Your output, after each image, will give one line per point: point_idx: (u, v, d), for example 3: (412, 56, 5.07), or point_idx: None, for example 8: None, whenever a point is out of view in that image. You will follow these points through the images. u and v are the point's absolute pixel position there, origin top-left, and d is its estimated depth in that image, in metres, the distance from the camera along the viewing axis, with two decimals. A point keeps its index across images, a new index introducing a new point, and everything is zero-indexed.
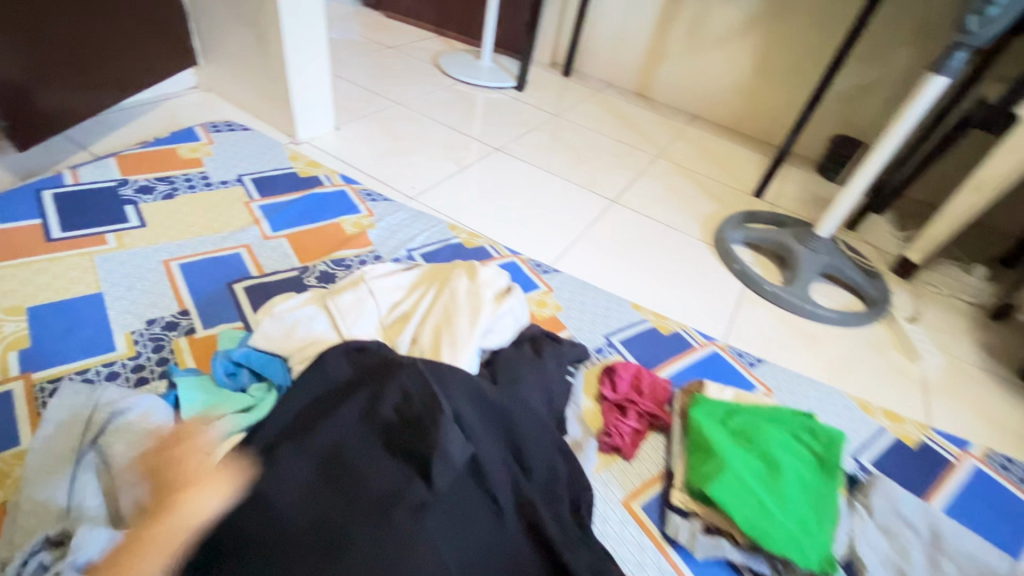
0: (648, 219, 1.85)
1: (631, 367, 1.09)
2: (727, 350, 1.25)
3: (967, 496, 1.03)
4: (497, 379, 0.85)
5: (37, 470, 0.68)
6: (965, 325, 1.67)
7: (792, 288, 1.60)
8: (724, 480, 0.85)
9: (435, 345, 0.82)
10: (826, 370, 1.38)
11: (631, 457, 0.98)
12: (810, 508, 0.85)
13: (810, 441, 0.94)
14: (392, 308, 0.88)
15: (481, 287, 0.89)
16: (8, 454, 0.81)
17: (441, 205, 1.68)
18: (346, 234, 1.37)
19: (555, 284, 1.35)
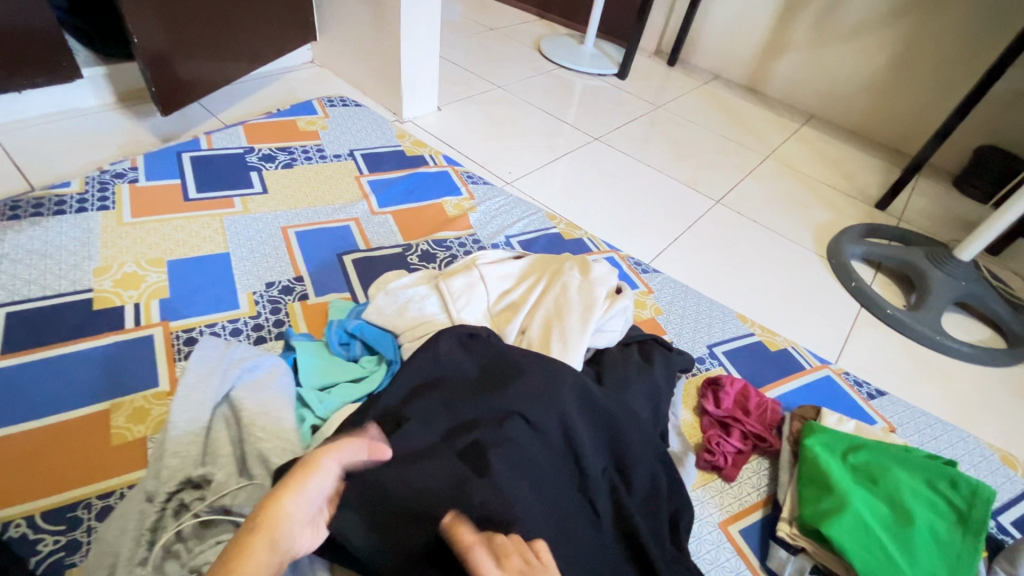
0: (755, 224, 1.73)
1: (737, 382, 1.03)
2: (843, 376, 1.15)
3: None
4: (603, 380, 0.82)
5: (178, 412, 0.73)
6: None
7: (920, 314, 1.43)
8: (844, 521, 0.77)
9: (545, 339, 0.81)
10: (955, 412, 1.23)
11: (732, 479, 0.92)
12: (944, 567, 0.75)
13: (949, 492, 0.82)
14: (502, 296, 0.88)
15: (594, 283, 0.86)
16: (150, 394, 0.90)
17: (539, 193, 1.65)
18: (448, 215, 1.38)
19: (655, 285, 1.29)
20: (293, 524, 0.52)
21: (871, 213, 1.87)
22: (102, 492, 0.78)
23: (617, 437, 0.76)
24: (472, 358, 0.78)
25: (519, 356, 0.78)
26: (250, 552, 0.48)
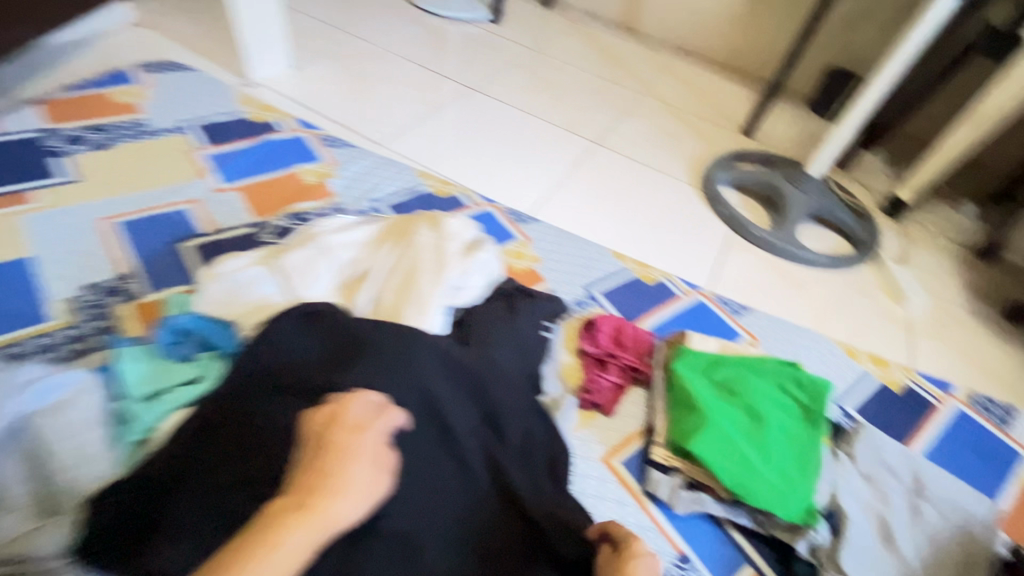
0: (633, 162, 1.76)
1: (612, 319, 1.04)
2: (712, 298, 1.21)
3: (949, 440, 1.01)
4: (467, 339, 0.78)
5: None
6: (951, 265, 1.65)
7: (781, 231, 1.54)
8: (706, 436, 0.82)
9: (397, 303, 0.75)
10: (812, 317, 1.35)
11: (611, 412, 0.95)
12: (795, 460, 0.83)
13: (796, 392, 0.89)
14: (350, 267, 0.81)
15: (447, 240, 0.82)
16: None
17: (413, 151, 1.56)
18: (305, 183, 1.26)
19: (533, 234, 1.27)
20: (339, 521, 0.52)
21: (739, 140, 1.96)
22: None
23: (484, 394, 0.74)
24: (315, 338, 0.72)
25: (368, 327, 0.71)
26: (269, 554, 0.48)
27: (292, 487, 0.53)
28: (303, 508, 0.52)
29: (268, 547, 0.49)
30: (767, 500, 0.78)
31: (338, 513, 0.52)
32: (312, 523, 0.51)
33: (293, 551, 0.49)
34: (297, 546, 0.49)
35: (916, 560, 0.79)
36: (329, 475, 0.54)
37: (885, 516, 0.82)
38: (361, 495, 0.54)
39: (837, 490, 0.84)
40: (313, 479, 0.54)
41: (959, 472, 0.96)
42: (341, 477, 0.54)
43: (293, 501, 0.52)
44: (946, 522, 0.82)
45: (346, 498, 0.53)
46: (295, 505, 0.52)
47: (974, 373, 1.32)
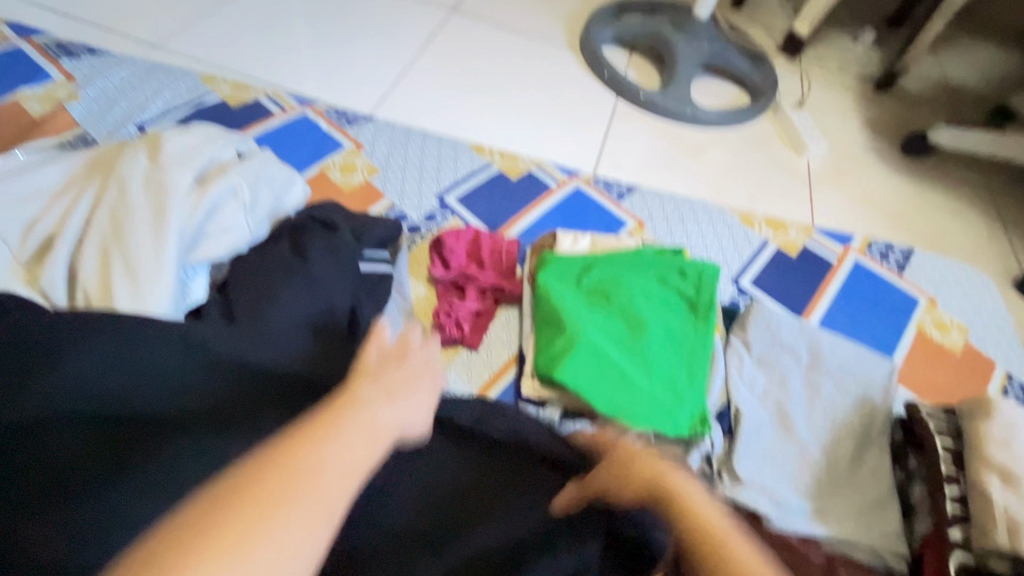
0: (500, 30, 1.45)
1: (465, 232, 0.84)
2: (592, 183, 1.02)
3: (846, 298, 0.93)
4: (234, 310, 0.56)
5: None
6: (851, 102, 1.53)
7: (672, 91, 1.34)
8: (576, 358, 0.67)
9: (102, 277, 0.52)
10: (709, 186, 1.20)
11: (477, 345, 0.78)
12: (681, 364, 0.70)
13: (678, 283, 0.75)
14: (27, 232, 0.54)
15: (168, 169, 0.57)
16: None
17: (205, 51, 1.18)
18: (32, 116, 0.90)
19: (367, 138, 1.00)
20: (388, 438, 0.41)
21: None
22: None
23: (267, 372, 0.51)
24: None
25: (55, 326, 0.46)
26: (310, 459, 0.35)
27: (371, 379, 0.45)
28: (388, 403, 0.43)
29: (333, 430, 0.37)
30: (653, 419, 0.66)
31: (408, 429, 0.44)
32: (373, 418, 0.40)
33: (361, 446, 0.38)
34: (365, 436, 0.38)
35: (815, 445, 0.71)
36: (398, 387, 0.45)
37: (783, 402, 0.73)
38: (418, 423, 0.45)
39: (731, 386, 0.74)
40: (392, 381, 0.46)
41: (857, 332, 0.89)
42: (418, 391, 0.47)
43: (377, 392, 0.43)
44: (842, 396, 0.75)
45: (417, 410, 0.46)
46: (380, 395, 0.43)
47: (873, 217, 1.25)
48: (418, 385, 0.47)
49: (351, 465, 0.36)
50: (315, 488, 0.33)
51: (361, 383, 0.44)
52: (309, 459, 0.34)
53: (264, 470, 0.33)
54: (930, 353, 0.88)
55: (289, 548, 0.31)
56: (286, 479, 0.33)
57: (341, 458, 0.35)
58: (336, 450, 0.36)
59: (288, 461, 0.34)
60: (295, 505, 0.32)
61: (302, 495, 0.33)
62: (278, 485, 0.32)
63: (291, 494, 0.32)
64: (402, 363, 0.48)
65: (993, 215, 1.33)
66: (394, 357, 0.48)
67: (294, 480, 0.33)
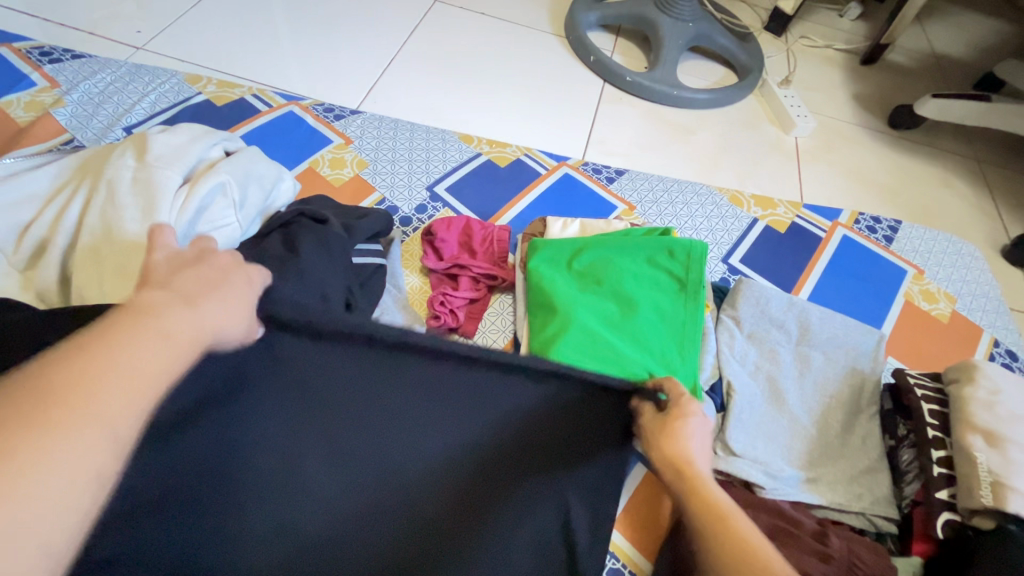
0: (484, 18, 1.44)
1: (456, 222, 0.85)
2: (581, 169, 1.02)
3: (835, 272, 0.94)
4: None
5: None
6: (838, 78, 1.53)
7: (658, 72, 1.34)
8: (568, 340, 0.68)
9: (97, 277, 0.53)
10: (697, 167, 1.21)
11: (471, 333, 0.79)
12: (671, 342, 0.71)
13: (667, 263, 0.76)
14: (21, 236, 0.55)
15: (154, 168, 0.57)
16: None
17: (189, 50, 1.17)
18: (17, 123, 0.90)
19: (355, 132, 1.00)
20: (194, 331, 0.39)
21: None
22: None
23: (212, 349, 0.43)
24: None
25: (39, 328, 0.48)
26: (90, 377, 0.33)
27: (162, 286, 0.40)
28: (187, 310, 0.39)
29: (112, 339, 0.35)
30: None
31: (222, 334, 0.41)
32: (163, 324, 0.37)
33: (152, 357, 0.36)
34: (153, 343, 0.36)
35: (805, 416, 0.73)
36: (204, 288, 0.42)
37: (773, 376, 0.75)
38: (237, 326, 0.43)
39: (721, 362, 0.75)
40: (194, 285, 0.42)
41: (846, 305, 0.91)
42: (228, 296, 0.43)
43: (171, 299, 0.39)
44: (832, 368, 0.77)
45: (225, 306, 0.42)
46: (175, 303, 0.39)
47: (862, 191, 1.26)
48: (225, 287, 0.43)
49: (147, 378, 0.35)
50: (94, 416, 0.32)
51: (151, 287, 0.40)
52: (80, 376, 0.33)
53: (37, 388, 0.32)
54: (919, 323, 0.90)
55: (70, 473, 0.30)
56: (59, 404, 0.32)
57: (118, 367, 0.34)
58: (120, 359, 0.35)
59: (65, 384, 0.32)
60: (63, 427, 0.31)
61: (74, 421, 0.32)
62: (55, 410, 0.31)
63: (49, 425, 0.31)
64: (201, 265, 0.44)
65: (981, 184, 1.34)
66: (188, 261, 0.43)
67: (63, 403, 0.32)
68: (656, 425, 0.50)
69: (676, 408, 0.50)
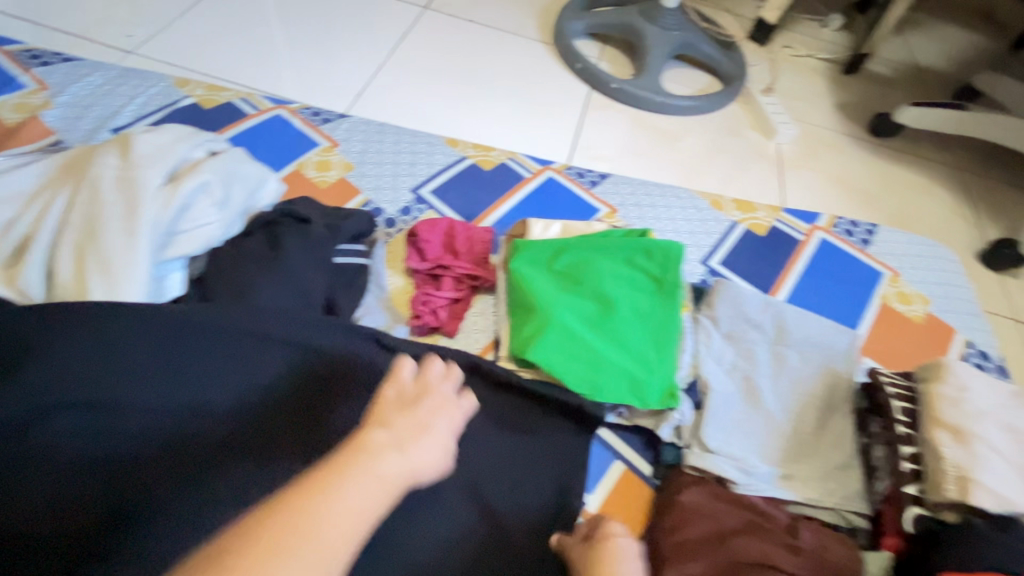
0: (474, 25, 1.46)
1: (439, 224, 0.86)
2: (565, 172, 1.04)
3: (813, 274, 0.96)
4: (212, 300, 0.59)
5: None
6: (821, 86, 1.56)
7: (644, 79, 1.36)
8: (547, 338, 0.70)
9: (79, 273, 0.54)
10: (681, 172, 1.23)
11: (454, 332, 0.80)
12: (648, 341, 0.73)
13: (645, 263, 0.78)
14: (4, 233, 0.56)
15: (138, 168, 0.59)
16: None
17: (179, 54, 1.18)
18: (5, 125, 0.90)
19: (342, 135, 1.02)
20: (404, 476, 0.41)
21: None
22: None
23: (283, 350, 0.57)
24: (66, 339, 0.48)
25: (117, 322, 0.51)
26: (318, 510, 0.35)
27: (383, 428, 0.44)
28: (400, 456, 0.42)
29: (342, 478, 0.38)
30: (621, 394, 0.69)
31: (425, 470, 0.43)
32: (375, 469, 0.39)
33: (365, 496, 0.38)
34: (375, 485, 0.39)
35: (781, 414, 0.74)
36: (410, 424, 0.45)
37: (749, 374, 0.76)
38: (438, 463, 0.44)
39: (698, 360, 0.77)
40: (405, 430, 0.44)
41: (823, 306, 0.92)
42: (436, 441, 0.45)
43: (389, 442, 0.42)
44: (807, 367, 0.78)
45: (430, 450, 0.44)
46: (390, 450, 0.41)
47: (843, 196, 1.28)
48: (432, 428, 0.46)
49: (355, 514, 0.37)
50: (319, 545, 0.34)
51: (376, 425, 0.44)
52: (304, 518, 0.35)
53: (271, 526, 0.34)
54: (894, 324, 0.92)
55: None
56: (289, 530, 0.34)
57: (338, 514, 0.36)
58: (345, 497, 0.37)
59: (292, 525, 0.34)
60: (293, 555, 0.33)
61: (306, 549, 0.34)
62: (284, 537, 0.34)
63: (285, 549, 0.33)
64: (417, 407, 0.47)
65: (960, 191, 1.37)
66: (406, 403, 0.47)
67: (294, 530, 0.34)
68: (582, 553, 0.55)
69: (598, 536, 0.56)
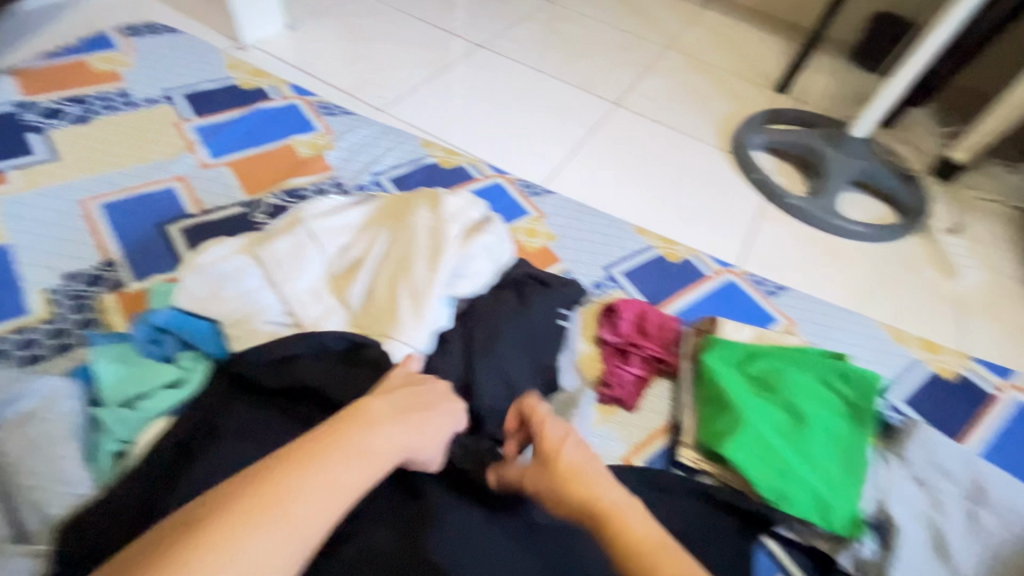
0: (657, 125, 1.61)
1: (635, 305, 0.94)
2: (744, 278, 1.10)
3: (1005, 434, 0.92)
4: (472, 339, 0.71)
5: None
6: (1009, 234, 1.50)
7: (820, 200, 1.40)
8: (741, 437, 0.74)
9: (390, 296, 0.67)
10: (852, 295, 1.23)
11: (633, 407, 0.87)
12: (838, 466, 0.75)
13: (841, 386, 0.80)
14: (342, 255, 0.72)
15: (446, 221, 0.72)
16: (11, 326, 0.82)
17: (418, 118, 1.44)
18: (300, 157, 1.16)
19: (547, 208, 1.16)
20: (395, 447, 0.45)
21: (774, 100, 1.80)
22: (17, 329, 0.82)
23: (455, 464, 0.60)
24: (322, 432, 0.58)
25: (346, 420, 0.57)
26: (283, 483, 0.38)
27: (382, 400, 0.49)
28: (403, 436, 0.46)
29: (333, 446, 0.41)
30: (806, 509, 0.71)
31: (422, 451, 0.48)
32: (367, 443, 0.43)
33: (350, 472, 0.41)
34: (359, 459, 0.42)
35: None
36: (411, 412, 0.49)
37: (939, 526, 0.74)
38: (429, 450, 0.50)
39: (886, 497, 0.75)
40: (404, 404, 0.49)
41: (1017, 471, 0.87)
42: (435, 418, 0.51)
43: (387, 417, 0.47)
44: (1006, 535, 0.74)
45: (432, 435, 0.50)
46: (392, 426, 0.46)
47: None
48: (431, 412, 0.51)
49: (326, 512, 0.39)
50: (290, 527, 0.37)
51: (373, 397, 0.48)
52: (284, 500, 0.37)
53: (259, 499, 0.37)
54: None
55: (266, 568, 0.35)
56: (257, 501, 0.37)
57: (315, 491, 0.38)
58: (319, 480, 0.39)
59: (264, 496, 0.37)
60: (268, 534, 0.36)
61: (278, 524, 0.36)
62: (263, 517, 0.36)
63: (251, 520, 0.36)
64: (420, 386, 0.53)
65: None
66: (411, 381, 0.53)
67: (269, 501, 0.37)
68: (541, 480, 0.49)
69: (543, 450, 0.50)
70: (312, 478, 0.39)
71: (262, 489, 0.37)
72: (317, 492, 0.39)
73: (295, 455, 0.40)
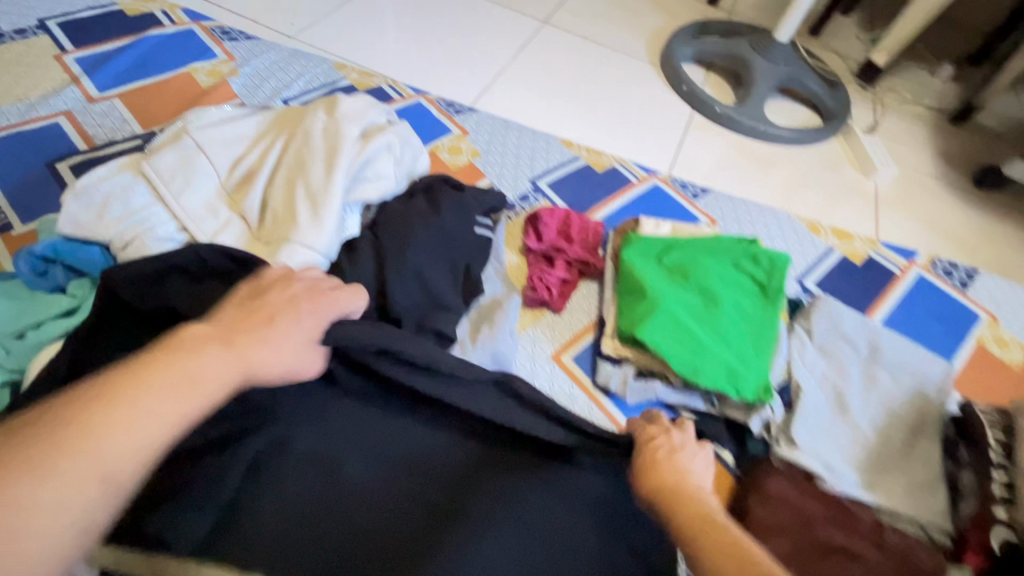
0: (587, 42, 1.56)
1: (557, 211, 0.94)
2: (670, 182, 1.11)
3: (908, 305, 0.98)
4: (382, 245, 0.70)
5: None
6: (925, 132, 1.56)
7: (747, 108, 1.42)
8: (655, 320, 0.77)
9: (288, 202, 0.65)
10: (776, 197, 1.27)
11: (561, 309, 0.89)
12: (749, 340, 0.78)
13: (751, 268, 0.83)
14: (235, 165, 0.68)
15: (342, 122, 0.70)
16: None
17: (333, 44, 1.35)
18: (200, 86, 1.07)
19: (471, 126, 1.13)
20: (230, 365, 0.44)
21: (705, 12, 1.77)
22: None
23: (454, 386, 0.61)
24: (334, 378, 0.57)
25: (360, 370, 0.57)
26: (97, 418, 0.37)
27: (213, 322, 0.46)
28: (225, 352, 0.44)
29: (151, 372, 0.40)
30: (719, 380, 0.74)
31: (260, 365, 0.46)
32: (193, 366, 0.42)
33: (174, 396, 0.40)
34: (183, 383, 0.41)
35: (867, 426, 0.77)
36: (248, 328, 0.47)
37: (839, 386, 0.80)
38: (277, 360, 0.47)
39: (792, 365, 0.80)
40: (238, 325, 0.47)
41: (917, 336, 0.94)
42: (275, 331, 0.48)
43: (213, 338, 0.44)
44: (898, 387, 0.81)
45: (279, 347, 0.48)
46: (214, 344, 0.44)
47: (939, 240, 1.28)
48: (276, 323, 0.49)
49: (133, 443, 0.37)
50: (104, 458, 0.36)
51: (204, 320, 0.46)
52: (90, 424, 0.37)
53: (66, 435, 0.36)
54: (988, 363, 0.92)
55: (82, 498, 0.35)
56: (69, 439, 0.36)
57: (130, 422, 0.38)
58: (140, 408, 0.38)
59: (76, 431, 0.36)
60: (79, 467, 0.36)
61: (89, 459, 0.36)
62: (73, 450, 0.36)
63: (62, 458, 0.35)
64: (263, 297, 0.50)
65: None
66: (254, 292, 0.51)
67: (80, 438, 0.36)
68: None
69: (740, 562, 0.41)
70: (131, 410, 0.38)
71: (71, 425, 0.37)
72: (132, 422, 0.38)
73: (110, 388, 0.39)
